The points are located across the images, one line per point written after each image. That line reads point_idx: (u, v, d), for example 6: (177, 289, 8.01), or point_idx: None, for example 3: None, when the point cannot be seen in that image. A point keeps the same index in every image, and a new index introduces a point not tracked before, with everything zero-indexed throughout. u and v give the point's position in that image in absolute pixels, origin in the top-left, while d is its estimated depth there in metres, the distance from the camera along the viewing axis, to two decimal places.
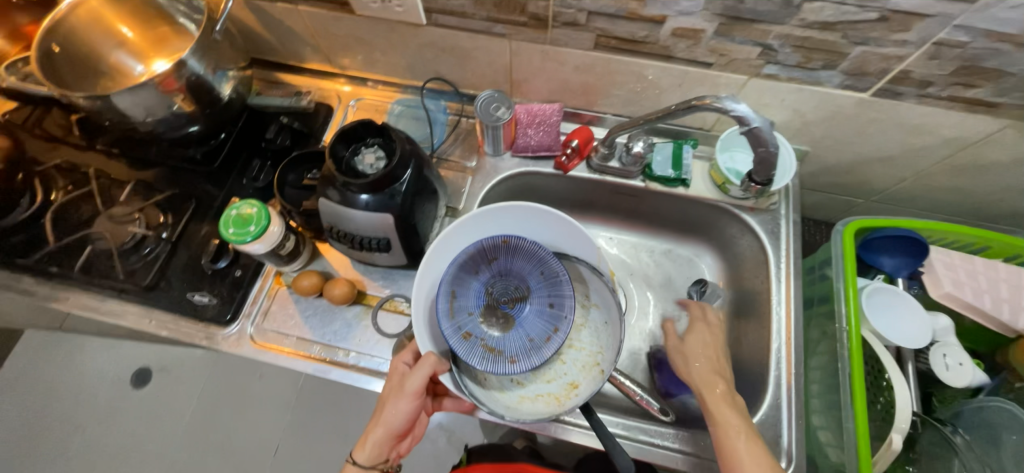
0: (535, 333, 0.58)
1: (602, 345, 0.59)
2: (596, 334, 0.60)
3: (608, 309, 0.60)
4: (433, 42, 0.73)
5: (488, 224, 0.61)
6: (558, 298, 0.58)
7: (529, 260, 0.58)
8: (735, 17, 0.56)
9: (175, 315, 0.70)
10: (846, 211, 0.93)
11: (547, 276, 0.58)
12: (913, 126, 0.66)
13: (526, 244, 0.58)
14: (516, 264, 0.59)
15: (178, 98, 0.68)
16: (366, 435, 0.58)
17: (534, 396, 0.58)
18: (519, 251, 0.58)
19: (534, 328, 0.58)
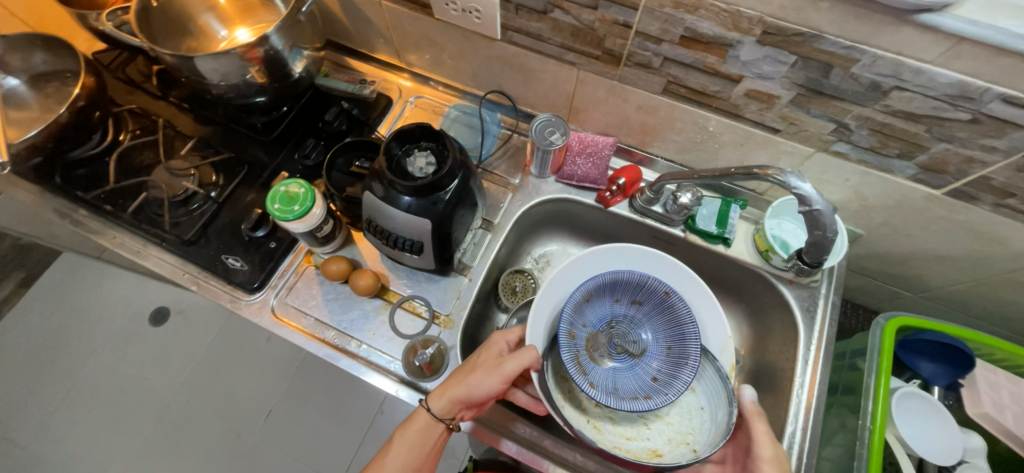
0: (639, 389, 0.59)
1: (695, 427, 0.58)
2: (688, 416, 0.59)
3: (715, 396, 0.57)
4: (503, 56, 0.74)
5: (631, 261, 0.65)
6: (675, 375, 0.58)
7: (669, 325, 0.61)
8: (816, 90, 0.54)
9: (208, 273, 0.73)
10: (889, 301, 0.88)
11: (676, 351, 0.60)
12: (982, 232, 0.63)
13: (678, 307, 0.60)
14: (653, 321, 0.63)
15: (254, 69, 0.71)
16: (442, 387, 0.58)
17: (613, 445, 0.56)
18: (667, 311, 0.61)
19: (637, 384, 0.59)
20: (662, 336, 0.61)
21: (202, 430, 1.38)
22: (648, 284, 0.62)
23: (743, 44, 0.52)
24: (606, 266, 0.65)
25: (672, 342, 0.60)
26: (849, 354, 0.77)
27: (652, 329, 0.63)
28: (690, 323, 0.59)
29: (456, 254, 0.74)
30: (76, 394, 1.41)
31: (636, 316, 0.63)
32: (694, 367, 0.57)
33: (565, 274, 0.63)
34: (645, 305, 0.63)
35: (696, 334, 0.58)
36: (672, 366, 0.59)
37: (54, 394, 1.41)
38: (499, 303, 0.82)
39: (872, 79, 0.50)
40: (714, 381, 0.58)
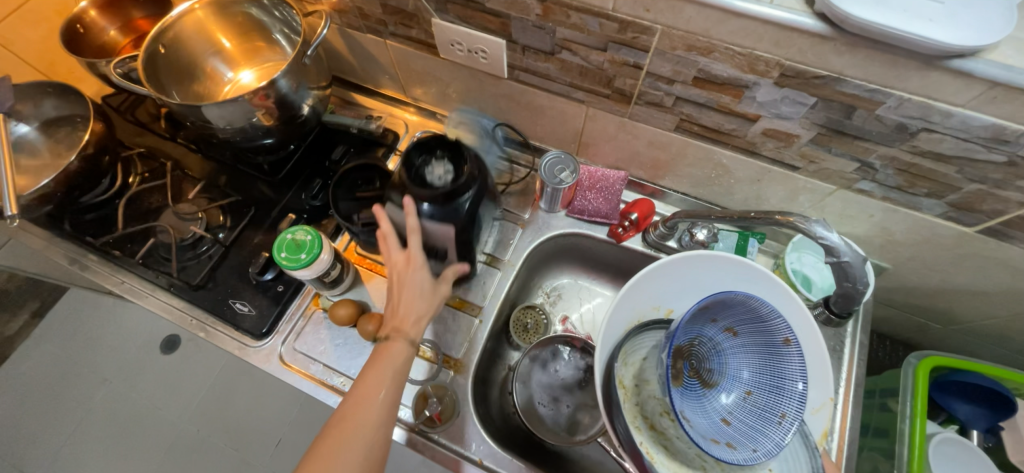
0: (706, 428, 0.49)
1: None
2: None
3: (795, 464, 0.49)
4: (510, 93, 0.72)
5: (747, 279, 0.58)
6: (760, 430, 0.49)
7: (765, 372, 0.51)
8: (838, 131, 0.52)
9: (216, 319, 0.72)
10: (918, 332, 0.84)
11: (761, 403, 0.50)
12: (1019, 269, 0.59)
13: (791, 358, 0.49)
14: (748, 359, 0.53)
15: (260, 113, 0.70)
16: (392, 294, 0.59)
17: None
18: (772, 357, 0.51)
19: (704, 422, 0.50)
20: (752, 381, 0.52)
21: (212, 461, 1.36)
22: (768, 322, 0.50)
23: (759, 86, 0.50)
24: (705, 277, 0.59)
25: (759, 390, 0.51)
26: (878, 392, 0.74)
27: (743, 368, 0.53)
28: (801, 380, 0.48)
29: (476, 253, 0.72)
30: (88, 425, 1.41)
31: (726, 347, 0.54)
32: (787, 432, 0.47)
33: (672, 274, 0.58)
34: (744, 338, 0.53)
35: (801, 395, 0.48)
36: (750, 418, 0.50)
37: (66, 425, 1.40)
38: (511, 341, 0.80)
39: (899, 121, 0.47)
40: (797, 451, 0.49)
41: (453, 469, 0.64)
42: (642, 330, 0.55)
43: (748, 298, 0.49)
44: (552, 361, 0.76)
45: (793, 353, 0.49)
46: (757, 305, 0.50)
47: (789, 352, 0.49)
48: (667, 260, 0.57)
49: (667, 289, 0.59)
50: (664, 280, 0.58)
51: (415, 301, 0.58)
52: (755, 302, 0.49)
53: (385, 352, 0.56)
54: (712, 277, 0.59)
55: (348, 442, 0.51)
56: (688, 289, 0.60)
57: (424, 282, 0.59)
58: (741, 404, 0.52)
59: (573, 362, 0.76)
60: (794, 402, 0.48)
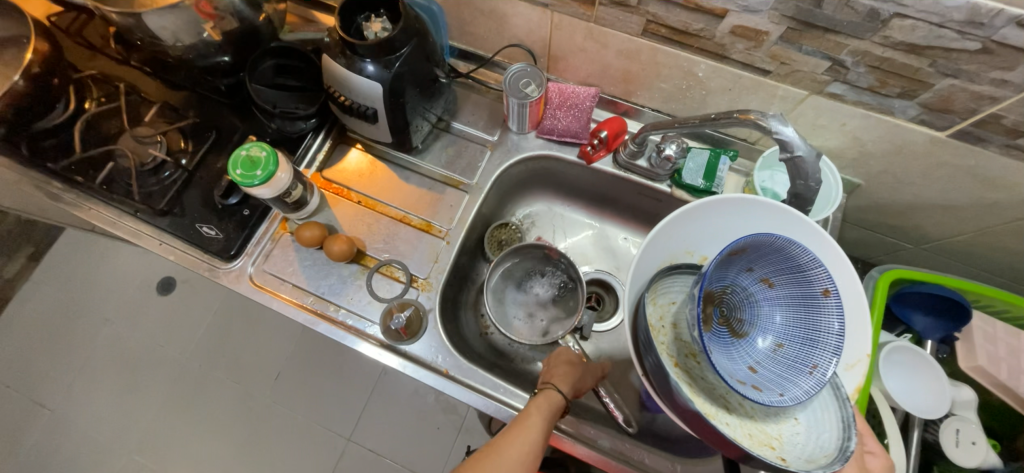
0: (734, 371, 0.50)
1: (784, 435, 0.49)
2: (784, 430, 0.49)
3: (822, 414, 0.49)
4: (473, 2, 0.68)
5: (795, 229, 0.55)
6: (789, 379, 0.49)
7: (800, 323, 0.51)
8: (808, 23, 0.49)
9: (183, 242, 0.73)
10: (889, 255, 0.84)
11: (792, 354, 0.50)
12: (988, 178, 0.58)
13: (830, 311, 0.49)
14: (784, 312, 0.52)
15: (208, 25, 0.68)
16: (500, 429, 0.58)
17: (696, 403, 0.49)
18: (808, 308, 0.50)
19: (731, 366, 0.51)
20: (786, 333, 0.52)
21: (215, 393, 1.42)
22: (809, 273, 0.49)
23: None
24: (746, 221, 0.57)
25: (792, 342, 0.51)
26: None
27: (776, 319, 0.53)
28: (837, 332, 0.48)
29: (414, 136, 0.75)
30: (93, 363, 1.46)
31: (759, 297, 0.54)
32: (817, 381, 0.48)
33: (712, 216, 0.56)
34: (780, 290, 0.52)
35: (836, 346, 0.48)
36: (782, 368, 0.50)
37: (73, 362, 1.46)
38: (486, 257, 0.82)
39: (870, 6, 0.44)
40: (827, 404, 0.49)
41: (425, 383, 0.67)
42: (671, 272, 0.55)
43: (787, 245, 0.49)
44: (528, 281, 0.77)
45: (830, 303, 0.48)
46: (796, 254, 0.49)
47: (827, 303, 0.49)
48: (705, 201, 0.55)
49: (704, 232, 0.57)
50: (699, 224, 0.57)
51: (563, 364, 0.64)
52: (794, 250, 0.48)
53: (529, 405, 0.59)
54: (755, 223, 0.57)
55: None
56: (727, 235, 0.58)
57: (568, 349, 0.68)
58: (771, 354, 0.52)
59: (551, 279, 0.77)
60: (829, 353, 0.48)
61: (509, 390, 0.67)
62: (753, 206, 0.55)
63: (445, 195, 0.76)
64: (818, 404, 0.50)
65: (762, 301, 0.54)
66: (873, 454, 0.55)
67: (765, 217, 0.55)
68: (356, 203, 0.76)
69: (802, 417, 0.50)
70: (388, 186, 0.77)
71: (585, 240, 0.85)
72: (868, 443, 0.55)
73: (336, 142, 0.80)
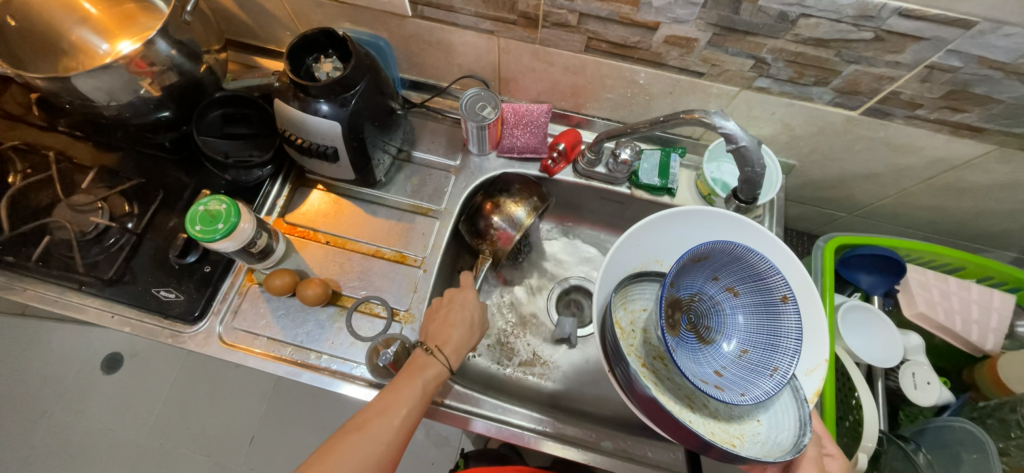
0: (699, 372, 0.54)
1: (745, 434, 0.53)
2: (745, 431, 0.53)
3: (782, 415, 0.53)
4: (419, 34, 0.70)
5: (753, 239, 0.60)
6: (750, 380, 0.54)
7: (761, 328, 0.55)
8: (730, 28, 0.54)
9: (139, 310, 0.68)
10: (829, 225, 0.92)
11: (755, 359, 0.55)
12: (898, 146, 0.66)
13: (787, 316, 0.53)
14: (747, 320, 0.57)
15: (146, 81, 0.65)
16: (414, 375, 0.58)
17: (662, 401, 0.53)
18: (769, 314, 0.55)
19: (696, 369, 0.55)
20: (748, 338, 0.56)
21: (183, 471, 1.31)
22: (768, 281, 0.54)
23: None
24: (711, 231, 0.61)
25: (755, 348, 0.55)
26: None
27: (740, 325, 0.57)
28: (795, 335, 0.52)
29: (376, 170, 0.75)
30: (33, 464, 1.30)
31: (725, 305, 0.58)
32: (777, 383, 0.52)
33: (680, 227, 0.61)
34: (744, 298, 0.57)
35: (794, 350, 0.52)
36: (744, 371, 0.55)
37: (8, 467, 1.29)
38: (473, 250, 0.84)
39: (780, 10, 0.50)
40: (787, 404, 0.53)
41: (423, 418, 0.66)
42: (640, 279, 0.59)
43: (747, 253, 0.54)
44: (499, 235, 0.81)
45: (788, 309, 0.53)
46: (756, 262, 0.54)
47: (785, 309, 0.53)
48: (677, 211, 0.59)
49: (671, 243, 0.62)
50: (667, 235, 0.61)
51: (458, 327, 0.64)
52: (754, 258, 0.53)
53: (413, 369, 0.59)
54: (719, 234, 0.61)
55: (374, 436, 0.54)
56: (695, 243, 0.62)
57: (473, 307, 0.67)
58: (737, 359, 0.56)
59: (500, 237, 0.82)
60: (787, 357, 0.52)
61: (507, 408, 0.68)
62: (727, 220, 0.60)
63: (415, 223, 0.77)
64: (779, 407, 0.54)
65: (724, 309, 0.59)
66: (831, 455, 0.58)
67: (729, 229, 0.60)
68: (324, 244, 0.74)
69: (763, 418, 0.54)
70: (356, 222, 0.76)
71: (559, 250, 0.87)
72: (827, 445, 0.58)
73: (295, 186, 0.78)
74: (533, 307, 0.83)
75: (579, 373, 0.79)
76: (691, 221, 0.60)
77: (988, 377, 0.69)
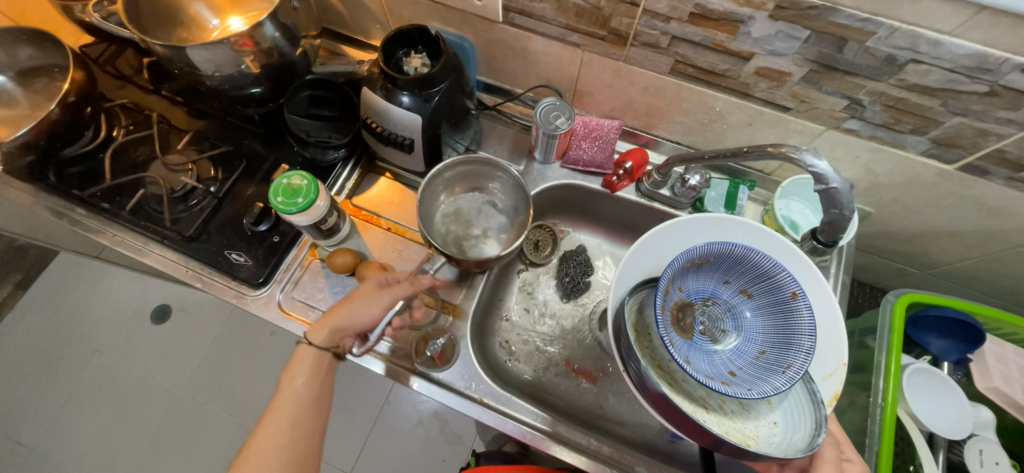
0: (710, 371, 0.54)
1: (761, 434, 0.51)
2: (761, 431, 0.51)
3: (798, 417, 0.51)
4: (505, 40, 0.72)
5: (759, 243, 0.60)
6: (764, 379, 0.52)
7: (775, 329, 0.55)
8: (829, 66, 0.53)
9: (210, 268, 0.72)
10: (895, 279, 0.88)
11: (770, 358, 0.54)
12: (992, 207, 0.63)
13: (799, 313, 0.53)
14: (761, 321, 0.57)
15: (249, 58, 0.69)
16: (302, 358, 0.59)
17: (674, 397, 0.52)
18: (783, 313, 0.55)
19: (707, 368, 0.54)
20: (762, 340, 0.56)
21: (209, 426, 1.36)
22: (775, 279, 0.55)
23: (754, 20, 0.52)
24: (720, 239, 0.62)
25: (771, 348, 0.55)
26: (858, 331, 0.76)
27: (754, 327, 0.57)
28: (807, 332, 0.52)
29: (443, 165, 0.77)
30: (80, 396, 1.39)
31: (738, 309, 0.59)
32: (790, 379, 0.51)
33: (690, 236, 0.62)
34: (758, 299, 0.57)
35: (808, 347, 0.52)
36: (757, 371, 0.54)
37: (58, 395, 1.39)
38: (522, 257, 0.85)
39: (888, 52, 0.49)
40: (804, 405, 0.51)
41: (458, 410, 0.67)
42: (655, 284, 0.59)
43: (752, 254, 0.55)
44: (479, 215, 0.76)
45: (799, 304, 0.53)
46: (761, 262, 0.55)
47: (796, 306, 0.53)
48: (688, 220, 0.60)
49: None
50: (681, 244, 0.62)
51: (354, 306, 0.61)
52: (759, 258, 0.55)
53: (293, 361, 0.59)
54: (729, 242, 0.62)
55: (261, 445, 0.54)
56: None
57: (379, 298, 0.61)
58: (753, 360, 0.55)
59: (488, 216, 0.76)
60: (800, 353, 0.52)
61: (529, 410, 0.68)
62: (729, 225, 0.60)
63: None
64: (795, 408, 0.52)
65: (736, 312, 0.59)
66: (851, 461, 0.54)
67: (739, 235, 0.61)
68: (386, 230, 0.77)
69: (780, 420, 0.52)
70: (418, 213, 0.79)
71: (607, 266, 0.86)
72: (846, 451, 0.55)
73: (365, 171, 0.82)
74: (574, 319, 0.82)
75: (615, 392, 0.78)
76: (695, 227, 0.60)
77: None
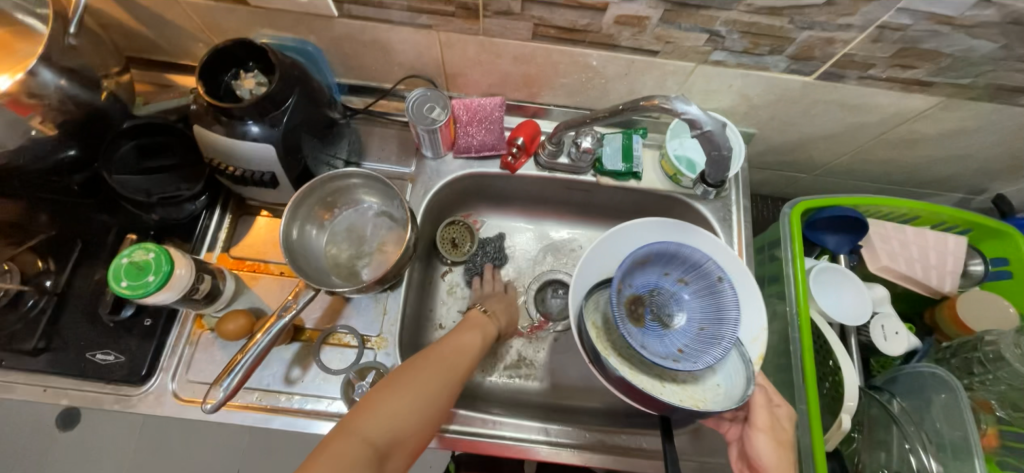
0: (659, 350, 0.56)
1: (708, 396, 0.54)
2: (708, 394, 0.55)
3: (734, 373, 0.55)
4: (350, 35, 0.64)
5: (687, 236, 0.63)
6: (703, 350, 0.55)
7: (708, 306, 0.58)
8: (681, 3, 0.52)
9: (76, 378, 0.61)
10: (790, 186, 0.93)
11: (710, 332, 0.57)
12: (854, 106, 0.66)
13: (726, 293, 0.56)
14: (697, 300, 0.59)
15: (35, 120, 0.56)
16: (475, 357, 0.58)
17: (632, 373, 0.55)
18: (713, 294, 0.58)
19: (660, 349, 0.56)
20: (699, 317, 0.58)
21: None
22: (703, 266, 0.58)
23: None
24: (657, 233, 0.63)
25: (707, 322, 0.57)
26: (765, 246, 0.80)
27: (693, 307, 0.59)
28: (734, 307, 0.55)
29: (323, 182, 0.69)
30: None
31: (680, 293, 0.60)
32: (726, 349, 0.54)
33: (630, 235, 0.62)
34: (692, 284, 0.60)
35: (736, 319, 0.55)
36: (698, 344, 0.56)
37: None
38: (441, 258, 0.80)
39: None
40: (735, 364, 0.55)
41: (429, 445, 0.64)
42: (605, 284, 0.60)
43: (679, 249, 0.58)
44: (366, 227, 0.70)
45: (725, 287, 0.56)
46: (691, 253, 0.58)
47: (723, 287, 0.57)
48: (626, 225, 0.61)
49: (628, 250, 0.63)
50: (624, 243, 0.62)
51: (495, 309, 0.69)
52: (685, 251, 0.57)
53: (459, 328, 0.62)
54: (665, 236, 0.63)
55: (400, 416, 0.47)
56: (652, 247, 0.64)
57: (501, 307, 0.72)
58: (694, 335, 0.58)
59: (376, 227, 0.70)
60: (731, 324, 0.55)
61: (482, 419, 0.65)
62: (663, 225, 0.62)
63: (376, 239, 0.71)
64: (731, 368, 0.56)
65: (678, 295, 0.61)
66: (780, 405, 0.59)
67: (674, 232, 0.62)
68: (278, 275, 0.69)
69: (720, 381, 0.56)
70: None
71: (529, 245, 0.83)
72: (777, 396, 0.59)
73: (237, 214, 0.71)
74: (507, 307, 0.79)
75: (564, 368, 0.77)
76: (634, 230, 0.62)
77: (948, 320, 0.74)
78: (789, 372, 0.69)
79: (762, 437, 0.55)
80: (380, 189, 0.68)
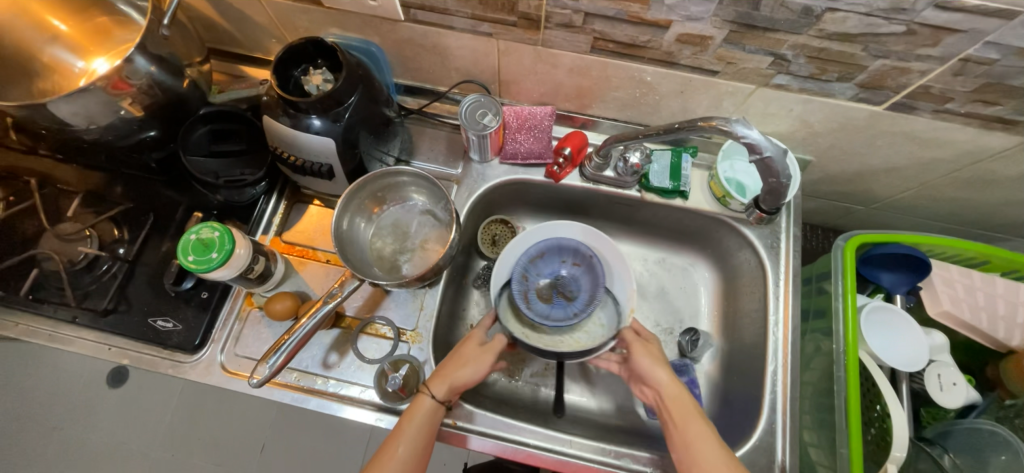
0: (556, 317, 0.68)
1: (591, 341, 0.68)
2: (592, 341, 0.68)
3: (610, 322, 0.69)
4: (413, 38, 0.66)
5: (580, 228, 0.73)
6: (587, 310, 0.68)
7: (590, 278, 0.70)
8: (748, 25, 0.51)
9: (137, 341, 0.66)
10: (844, 217, 0.89)
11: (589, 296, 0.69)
12: (924, 139, 0.63)
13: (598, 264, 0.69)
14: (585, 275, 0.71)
15: (127, 101, 0.61)
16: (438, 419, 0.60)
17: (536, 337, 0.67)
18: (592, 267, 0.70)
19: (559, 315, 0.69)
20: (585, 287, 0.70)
21: None
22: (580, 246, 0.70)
23: None
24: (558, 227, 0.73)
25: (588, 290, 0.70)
26: (814, 278, 0.77)
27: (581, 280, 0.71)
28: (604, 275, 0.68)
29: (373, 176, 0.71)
30: None
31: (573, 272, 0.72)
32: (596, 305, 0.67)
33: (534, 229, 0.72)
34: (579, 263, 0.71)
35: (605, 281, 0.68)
36: (585, 304, 0.69)
37: None
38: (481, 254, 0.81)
39: (804, 4, 0.47)
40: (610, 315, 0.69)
41: (452, 443, 0.65)
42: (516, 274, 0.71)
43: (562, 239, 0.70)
44: (410, 224, 0.72)
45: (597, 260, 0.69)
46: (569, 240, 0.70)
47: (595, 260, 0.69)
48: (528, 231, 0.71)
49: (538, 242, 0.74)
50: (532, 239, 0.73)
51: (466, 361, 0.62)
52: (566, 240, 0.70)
53: (410, 411, 0.59)
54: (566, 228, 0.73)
55: None
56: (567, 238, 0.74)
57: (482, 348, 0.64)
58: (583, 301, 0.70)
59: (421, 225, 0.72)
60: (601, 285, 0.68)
61: (506, 424, 0.65)
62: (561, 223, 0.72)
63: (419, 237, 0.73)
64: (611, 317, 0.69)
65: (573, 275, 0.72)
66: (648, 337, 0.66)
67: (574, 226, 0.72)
68: (325, 262, 0.72)
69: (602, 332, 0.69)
70: None
71: None
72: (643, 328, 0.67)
73: (291, 202, 0.75)
74: None
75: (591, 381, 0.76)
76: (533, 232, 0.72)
77: (1012, 374, 0.68)
78: (830, 413, 0.66)
79: (643, 360, 0.62)
80: (425, 187, 0.70)
